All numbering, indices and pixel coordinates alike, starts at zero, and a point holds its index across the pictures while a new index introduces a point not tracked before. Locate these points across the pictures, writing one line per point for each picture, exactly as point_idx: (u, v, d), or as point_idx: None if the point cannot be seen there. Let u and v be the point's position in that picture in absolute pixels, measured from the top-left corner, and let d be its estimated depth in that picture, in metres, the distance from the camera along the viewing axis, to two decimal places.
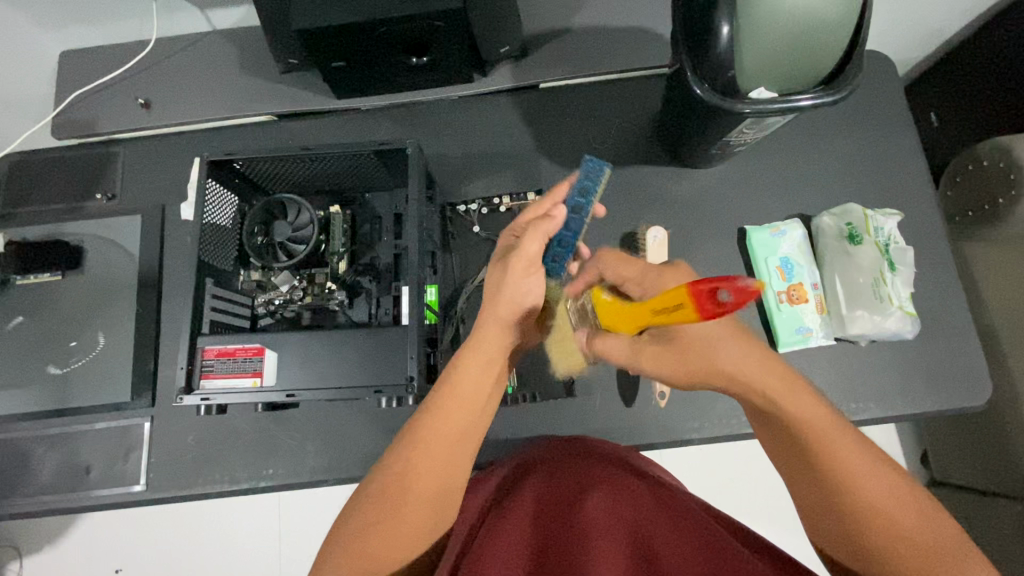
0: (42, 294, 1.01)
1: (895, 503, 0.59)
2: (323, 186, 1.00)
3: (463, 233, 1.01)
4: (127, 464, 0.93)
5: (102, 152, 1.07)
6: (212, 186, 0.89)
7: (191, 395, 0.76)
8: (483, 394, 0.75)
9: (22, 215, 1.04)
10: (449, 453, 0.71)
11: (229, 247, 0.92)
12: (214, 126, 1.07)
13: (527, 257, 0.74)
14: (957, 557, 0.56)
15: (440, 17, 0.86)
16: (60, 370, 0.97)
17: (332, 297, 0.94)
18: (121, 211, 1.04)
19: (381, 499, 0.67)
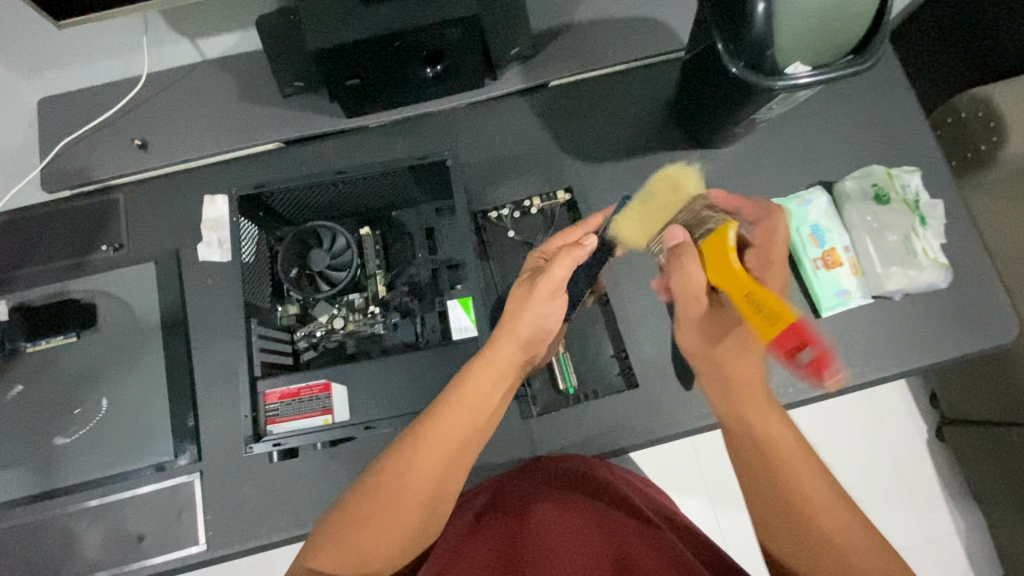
0: (59, 357, 0.93)
1: (837, 504, 0.60)
2: (348, 209, 0.97)
3: (498, 239, 0.99)
4: (181, 527, 0.87)
5: (100, 200, 1.00)
6: (244, 222, 0.86)
7: (261, 443, 0.72)
8: (486, 403, 0.74)
9: (20, 277, 0.96)
10: (445, 461, 0.69)
11: (265, 283, 0.89)
12: (220, 161, 1.02)
13: (553, 282, 0.77)
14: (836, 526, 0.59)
15: (457, 24, 0.85)
16: (67, 439, 0.90)
17: (376, 322, 0.91)
18: (132, 260, 0.98)
19: (378, 500, 0.65)
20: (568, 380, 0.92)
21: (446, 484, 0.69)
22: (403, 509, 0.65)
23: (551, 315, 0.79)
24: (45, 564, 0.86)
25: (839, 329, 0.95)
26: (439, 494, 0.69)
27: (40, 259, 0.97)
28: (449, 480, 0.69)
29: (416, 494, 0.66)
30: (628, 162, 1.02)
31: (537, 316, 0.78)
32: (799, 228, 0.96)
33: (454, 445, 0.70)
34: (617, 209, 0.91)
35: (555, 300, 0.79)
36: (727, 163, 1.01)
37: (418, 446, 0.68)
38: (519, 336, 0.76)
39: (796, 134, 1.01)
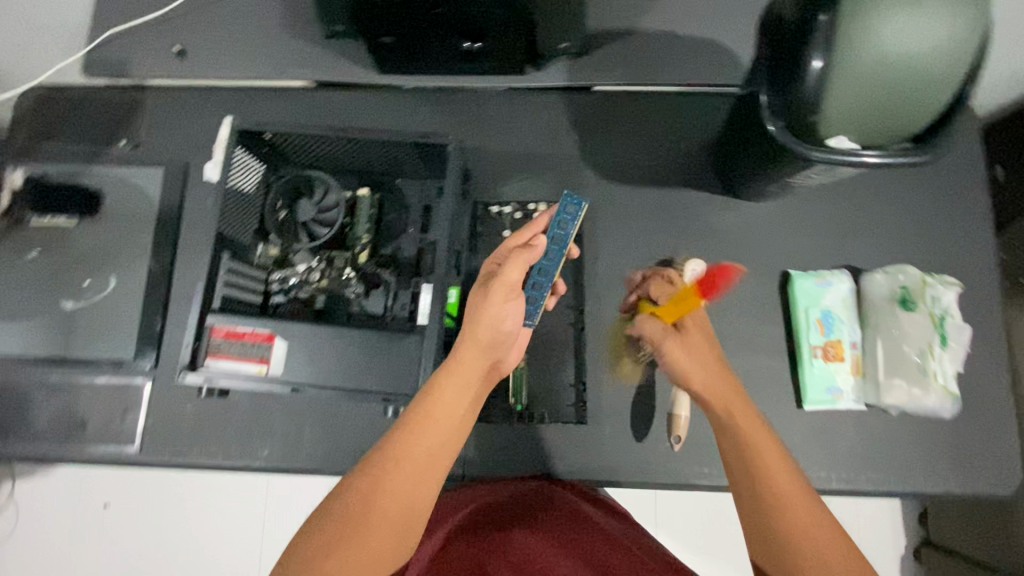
0: (57, 236, 0.98)
1: (810, 511, 0.60)
2: (353, 167, 0.95)
3: (492, 235, 0.96)
4: (122, 424, 0.91)
5: (131, 96, 1.02)
6: (240, 153, 0.86)
7: (194, 374, 0.74)
8: (457, 409, 0.69)
9: (42, 151, 1.00)
10: (418, 476, 0.64)
11: (251, 218, 0.89)
12: (250, 86, 1.02)
13: (507, 284, 0.73)
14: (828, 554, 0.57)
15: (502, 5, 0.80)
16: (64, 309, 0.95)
17: (349, 286, 0.91)
18: (144, 162, 1.00)
19: (345, 513, 0.61)
20: (518, 397, 0.89)
21: (417, 502, 0.64)
22: (372, 524, 0.60)
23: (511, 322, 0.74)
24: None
25: (818, 425, 0.88)
26: (411, 513, 0.63)
27: (64, 139, 1.01)
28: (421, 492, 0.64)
29: (382, 502, 0.62)
30: (649, 190, 0.96)
31: (494, 324, 0.72)
32: (807, 310, 0.88)
33: (423, 458, 0.65)
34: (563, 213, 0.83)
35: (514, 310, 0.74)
36: (753, 219, 0.93)
37: (385, 453, 0.65)
38: (477, 346, 0.71)
39: (838, 207, 0.92)
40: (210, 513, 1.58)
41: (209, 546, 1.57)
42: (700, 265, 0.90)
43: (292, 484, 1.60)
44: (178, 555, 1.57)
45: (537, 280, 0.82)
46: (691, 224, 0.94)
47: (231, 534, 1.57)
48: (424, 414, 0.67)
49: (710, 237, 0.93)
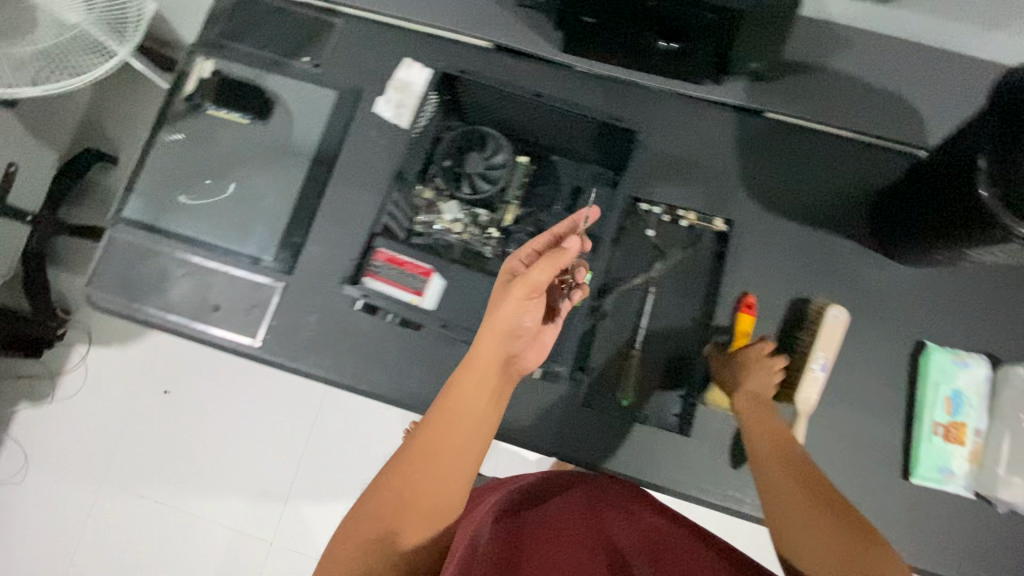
0: (228, 131, 1.03)
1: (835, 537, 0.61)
2: (517, 132, 0.99)
3: (635, 231, 0.96)
4: (248, 318, 0.96)
5: (324, 18, 1.07)
6: (429, 94, 0.91)
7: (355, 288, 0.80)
8: (481, 412, 0.69)
9: (232, 50, 1.06)
10: (446, 469, 0.64)
11: (414, 156, 0.92)
12: (435, 35, 1.06)
13: (531, 285, 0.69)
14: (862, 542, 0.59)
15: (716, 13, 0.81)
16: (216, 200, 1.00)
17: (485, 243, 0.93)
18: (322, 82, 1.04)
19: (377, 513, 0.61)
20: (625, 391, 0.90)
21: (449, 498, 0.64)
22: (406, 518, 0.60)
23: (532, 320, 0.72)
24: (140, 286, 0.98)
25: (920, 502, 0.86)
26: (444, 506, 0.64)
27: (254, 44, 1.06)
28: (448, 487, 0.64)
29: (411, 496, 0.62)
30: (799, 227, 0.95)
31: (503, 327, 0.69)
32: (938, 385, 0.87)
33: (449, 450, 0.65)
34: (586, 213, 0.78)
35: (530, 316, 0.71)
36: (900, 282, 0.92)
37: (418, 451, 0.65)
38: (494, 353, 0.70)
39: (990, 292, 0.90)
40: (269, 411, 1.71)
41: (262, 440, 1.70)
42: (841, 313, 0.87)
43: (345, 404, 1.71)
44: (230, 442, 1.70)
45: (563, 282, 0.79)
46: (835, 271, 0.93)
47: (283, 432, 1.70)
48: (447, 406, 0.68)
49: (851, 288, 0.93)
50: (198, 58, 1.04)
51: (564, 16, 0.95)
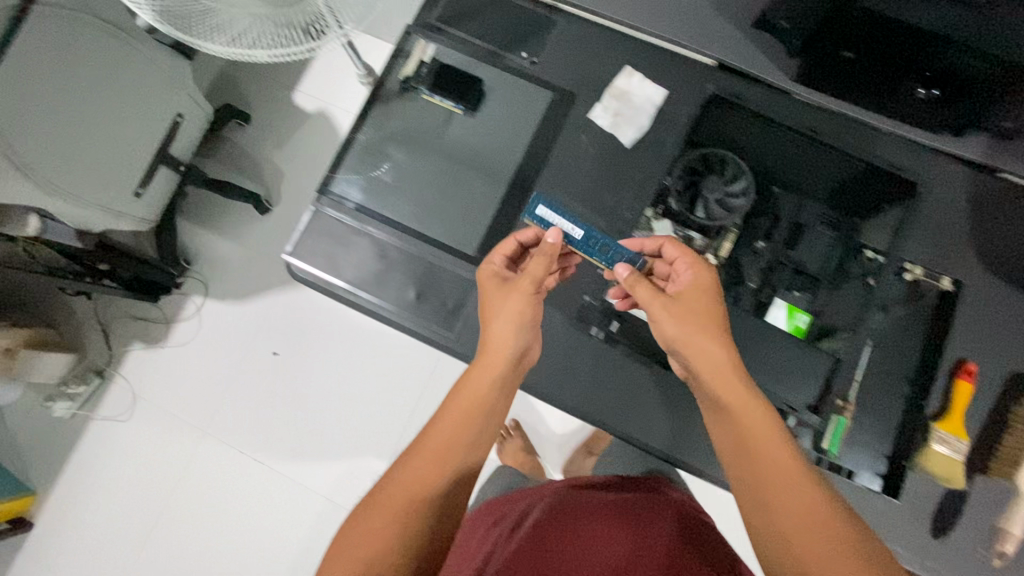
0: (439, 120, 1.02)
1: (790, 513, 0.59)
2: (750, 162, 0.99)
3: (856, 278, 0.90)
4: (446, 312, 0.96)
5: (544, 14, 1.04)
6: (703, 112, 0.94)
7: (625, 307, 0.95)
8: (487, 400, 0.71)
9: (448, 35, 1.04)
10: (449, 460, 0.66)
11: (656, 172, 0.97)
12: (657, 46, 1.02)
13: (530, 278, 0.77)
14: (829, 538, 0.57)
15: (1000, 72, 0.76)
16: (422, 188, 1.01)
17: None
18: (537, 80, 1.02)
19: (381, 509, 0.63)
20: (831, 444, 0.84)
21: (428, 486, 0.64)
22: (398, 511, 0.62)
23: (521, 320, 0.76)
24: (339, 264, 0.98)
25: None
26: (441, 500, 0.64)
27: (470, 32, 1.04)
28: (463, 468, 0.67)
29: (423, 477, 0.65)
30: None
31: (515, 327, 0.75)
32: None
33: (446, 444, 0.67)
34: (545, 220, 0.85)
35: (504, 304, 0.78)
36: None
37: (428, 441, 0.68)
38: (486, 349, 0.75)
39: None
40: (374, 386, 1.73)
41: (364, 412, 1.72)
42: None
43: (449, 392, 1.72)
44: (333, 412, 1.73)
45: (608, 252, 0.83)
46: None
47: (385, 408, 1.72)
48: (459, 397, 0.71)
49: None
50: (416, 39, 1.03)
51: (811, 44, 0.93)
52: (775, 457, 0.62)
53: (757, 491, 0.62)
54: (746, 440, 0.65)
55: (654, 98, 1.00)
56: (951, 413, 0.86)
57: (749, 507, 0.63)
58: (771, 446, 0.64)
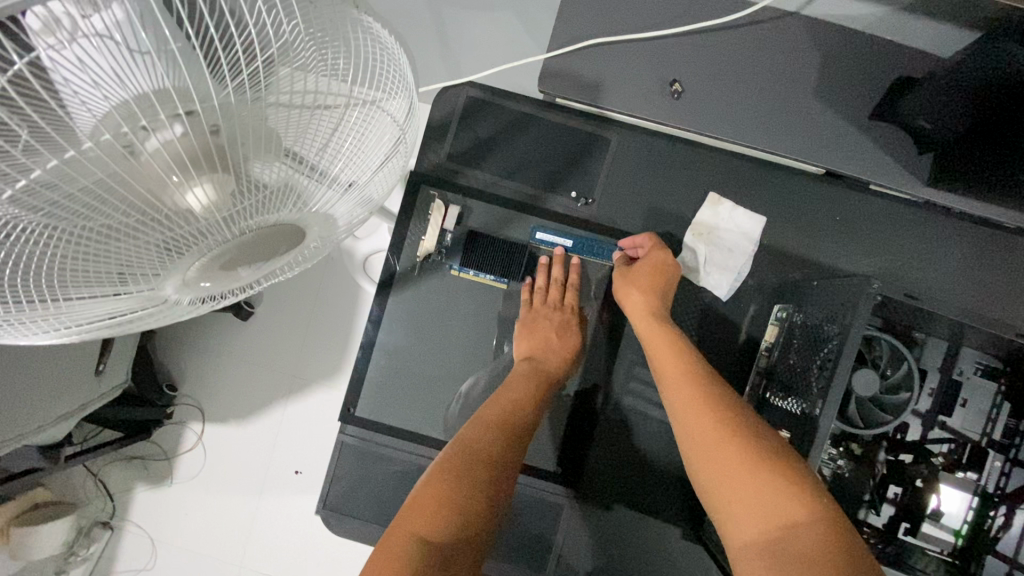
0: (477, 298, 0.79)
1: (732, 467, 0.54)
2: (892, 319, 0.75)
3: None
4: (532, 544, 0.78)
5: (593, 132, 0.78)
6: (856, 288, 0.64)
7: None
8: (515, 432, 0.66)
9: (472, 181, 0.78)
10: (460, 465, 0.59)
11: (798, 369, 0.68)
12: (745, 155, 0.78)
13: (570, 289, 0.78)
14: (765, 476, 0.52)
15: None
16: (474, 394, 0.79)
17: (829, 463, 0.76)
18: (597, 226, 0.78)
19: (406, 520, 0.54)
20: None
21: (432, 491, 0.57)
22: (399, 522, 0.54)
23: (566, 326, 0.77)
24: (388, 507, 0.78)
25: None
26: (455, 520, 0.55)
27: (500, 171, 0.78)
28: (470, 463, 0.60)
29: (433, 494, 0.56)
30: None
31: (565, 353, 0.75)
32: None
33: (467, 458, 0.60)
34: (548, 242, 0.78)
35: (558, 334, 0.76)
36: None
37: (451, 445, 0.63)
38: (533, 360, 0.73)
39: None
40: None
41: None
42: None
43: None
44: None
45: (602, 249, 0.78)
46: None
47: None
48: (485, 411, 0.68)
49: None
50: (430, 195, 0.77)
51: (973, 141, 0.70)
52: (715, 407, 0.59)
53: (700, 450, 0.57)
54: (681, 403, 0.61)
55: (749, 231, 0.77)
56: None
57: (694, 468, 0.57)
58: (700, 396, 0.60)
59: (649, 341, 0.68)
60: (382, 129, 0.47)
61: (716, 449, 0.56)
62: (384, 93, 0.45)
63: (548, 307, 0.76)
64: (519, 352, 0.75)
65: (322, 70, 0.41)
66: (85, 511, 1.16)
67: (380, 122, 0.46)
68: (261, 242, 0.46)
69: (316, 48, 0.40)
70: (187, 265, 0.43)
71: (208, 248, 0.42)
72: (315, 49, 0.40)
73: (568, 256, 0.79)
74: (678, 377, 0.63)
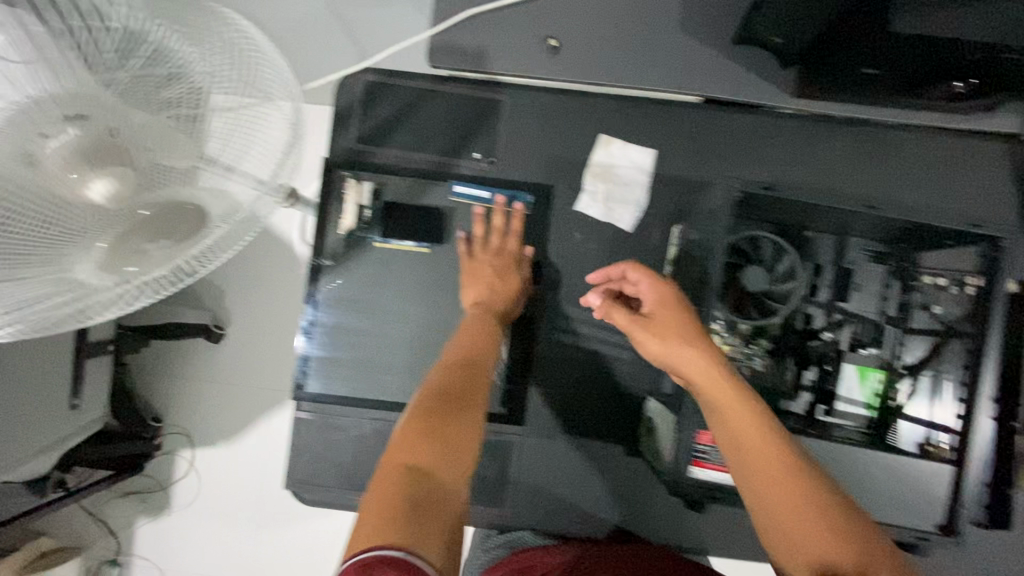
0: (403, 264, 0.84)
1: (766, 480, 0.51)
2: (777, 218, 0.82)
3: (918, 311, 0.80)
4: (491, 483, 0.85)
5: (486, 95, 0.84)
6: None
7: (698, 475, 0.77)
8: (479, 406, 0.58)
9: (381, 158, 0.84)
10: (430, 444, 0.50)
11: None
12: (628, 95, 0.85)
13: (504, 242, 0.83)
14: (850, 514, 0.48)
15: None
16: (415, 354, 0.84)
17: (748, 361, 0.80)
18: (504, 181, 0.84)
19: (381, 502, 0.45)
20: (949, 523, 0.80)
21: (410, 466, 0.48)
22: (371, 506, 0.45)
23: (510, 269, 0.82)
24: (351, 474, 0.83)
25: None
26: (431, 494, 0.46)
27: (406, 144, 0.84)
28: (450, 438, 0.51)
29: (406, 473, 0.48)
30: None
31: (508, 294, 0.79)
32: None
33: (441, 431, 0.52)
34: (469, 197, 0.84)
35: (500, 276, 0.80)
36: None
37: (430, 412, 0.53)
38: (480, 305, 0.77)
39: None
40: None
41: None
42: None
43: None
44: None
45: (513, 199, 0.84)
46: None
47: None
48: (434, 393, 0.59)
49: None
50: (343, 176, 0.83)
51: (808, 61, 0.78)
52: (768, 427, 0.53)
53: (760, 480, 0.51)
54: (738, 428, 0.54)
55: (642, 164, 0.84)
56: None
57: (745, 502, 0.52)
58: (755, 424, 0.54)
59: (677, 360, 0.61)
60: (274, 129, 0.53)
61: (772, 474, 0.51)
62: (268, 91, 0.52)
63: (489, 254, 0.82)
64: (467, 301, 0.79)
65: (206, 83, 0.48)
66: (91, 552, 1.18)
67: (270, 119, 0.52)
68: (153, 220, 0.44)
69: (200, 63, 0.48)
70: (82, 250, 0.43)
71: (100, 227, 0.42)
72: (201, 66, 0.48)
73: (484, 208, 0.84)
74: (713, 387, 0.57)
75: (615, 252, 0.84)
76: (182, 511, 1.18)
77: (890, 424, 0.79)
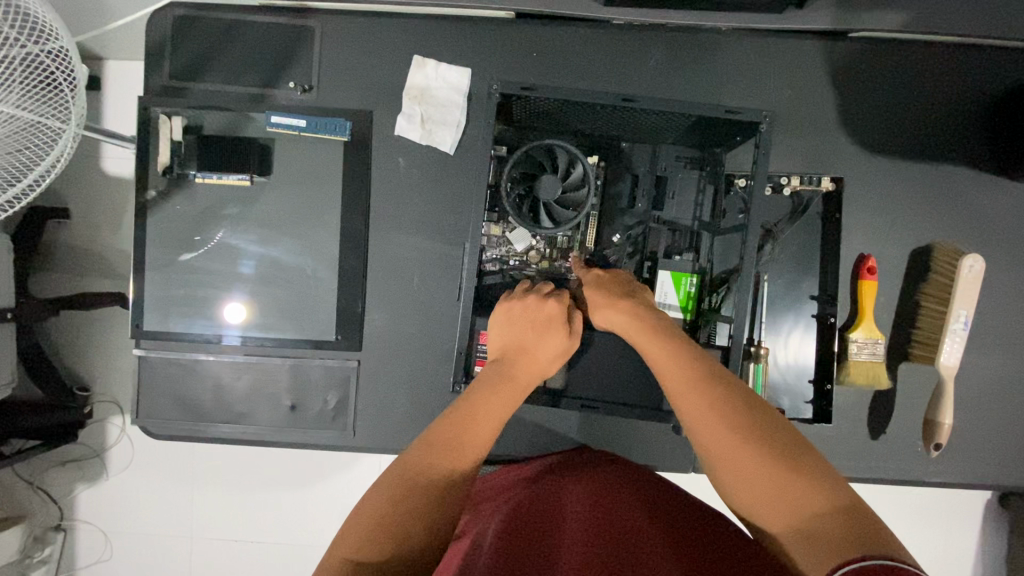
0: (229, 199, 0.85)
1: (729, 449, 0.55)
2: (588, 127, 0.82)
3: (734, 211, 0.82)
4: (332, 409, 0.86)
5: (296, 22, 0.84)
6: (496, 97, 0.72)
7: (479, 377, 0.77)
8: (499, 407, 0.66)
9: (197, 93, 0.84)
10: (432, 444, 0.61)
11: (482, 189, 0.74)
12: (440, 15, 0.84)
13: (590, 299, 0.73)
14: (803, 465, 0.53)
15: None
16: (248, 286, 0.86)
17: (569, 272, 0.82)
18: (320, 108, 0.84)
19: (392, 488, 0.57)
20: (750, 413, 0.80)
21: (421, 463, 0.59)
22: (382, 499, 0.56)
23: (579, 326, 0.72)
24: (195, 405, 0.86)
25: None
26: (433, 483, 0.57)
27: (220, 78, 0.84)
28: (463, 441, 0.61)
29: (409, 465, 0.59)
30: (907, 166, 0.83)
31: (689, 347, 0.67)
32: None
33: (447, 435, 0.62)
34: (282, 124, 0.82)
35: (543, 331, 0.70)
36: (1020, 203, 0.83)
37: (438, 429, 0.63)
38: (509, 354, 0.70)
39: None
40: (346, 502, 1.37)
41: None
42: (977, 262, 0.78)
43: None
44: None
45: (327, 124, 0.83)
46: (949, 206, 0.83)
47: None
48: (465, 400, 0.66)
49: (969, 221, 0.83)
50: (158, 114, 0.83)
51: None
52: (738, 400, 0.58)
53: (737, 442, 0.55)
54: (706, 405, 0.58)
55: (457, 83, 0.84)
56: (862, 308, 0.81)
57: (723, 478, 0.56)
58: (726, 397, 0.58)
59: (672, 348, 0.64)
60: (58, 76, 0.66)
61: (755, 447, 0.55)
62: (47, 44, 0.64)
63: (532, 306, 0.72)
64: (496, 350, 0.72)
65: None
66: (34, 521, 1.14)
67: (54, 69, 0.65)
68: None
69: None
70: None
71: None
72: None
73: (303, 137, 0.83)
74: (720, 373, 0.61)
75: (437, 175, 0.85)
76: (119, 475, 1.13)
77: (699, 326, 0.80)
